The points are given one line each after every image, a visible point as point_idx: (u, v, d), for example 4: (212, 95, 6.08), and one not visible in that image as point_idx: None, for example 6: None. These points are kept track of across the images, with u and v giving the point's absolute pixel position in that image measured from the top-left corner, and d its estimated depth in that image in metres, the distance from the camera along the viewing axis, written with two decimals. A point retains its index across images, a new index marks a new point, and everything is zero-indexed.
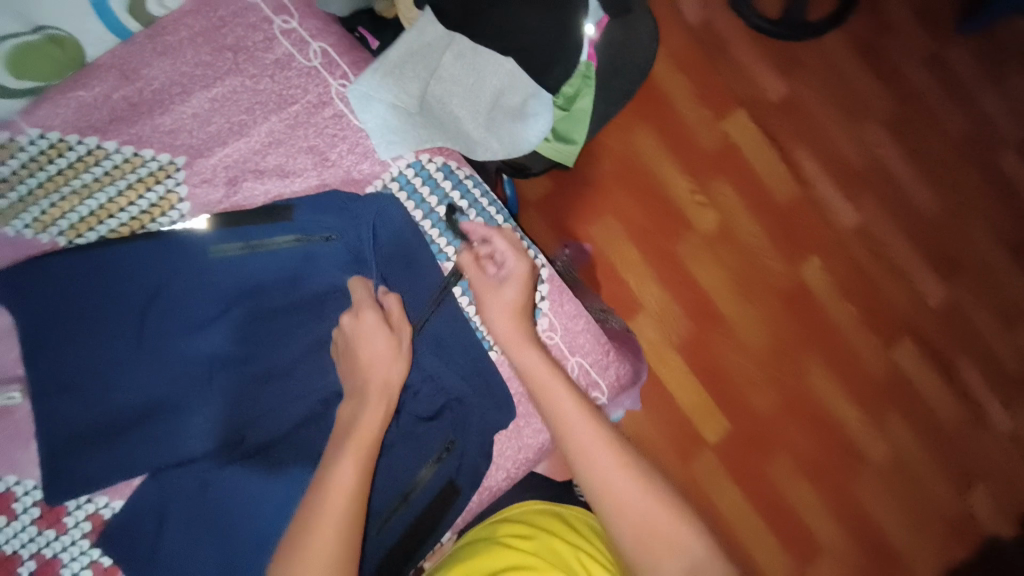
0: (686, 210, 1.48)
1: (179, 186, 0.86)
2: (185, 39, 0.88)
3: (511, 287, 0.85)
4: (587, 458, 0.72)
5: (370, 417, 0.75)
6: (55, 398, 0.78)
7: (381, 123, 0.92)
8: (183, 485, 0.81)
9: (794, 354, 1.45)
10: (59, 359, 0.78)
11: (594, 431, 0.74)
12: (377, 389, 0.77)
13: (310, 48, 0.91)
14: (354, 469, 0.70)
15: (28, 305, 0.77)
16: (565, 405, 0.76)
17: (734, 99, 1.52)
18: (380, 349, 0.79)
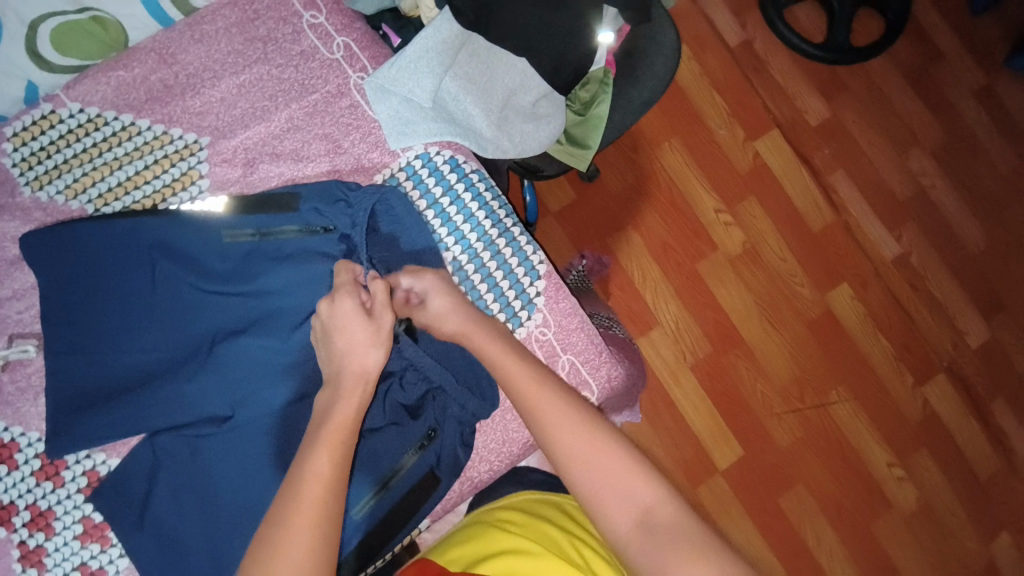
0: (712, 229, 1.45)
1: (201, 164, 0.77)
2: (222, 30, 0.79)
3: (439, 300, 0.70)
4: (614, 488, 0.61)
5: (345, 406, 0.62)
6: (60, 355, 0.70)
7: (395, 113, 0.80)
8: (175, 452, 0.71)
9: (817, 384, 1.41)
10: (70, 313, 0.70)
11: (618, 459, 0.62)
12: (356, 376, 0.63)
13: (334, 42, 0.80)
14: (329, 469, 0.58)
15: (45, 249, 0.70)
16: (575, 434, 0.63)
17: (770, 119, 1.49)
18: (355, 335, 0.64)
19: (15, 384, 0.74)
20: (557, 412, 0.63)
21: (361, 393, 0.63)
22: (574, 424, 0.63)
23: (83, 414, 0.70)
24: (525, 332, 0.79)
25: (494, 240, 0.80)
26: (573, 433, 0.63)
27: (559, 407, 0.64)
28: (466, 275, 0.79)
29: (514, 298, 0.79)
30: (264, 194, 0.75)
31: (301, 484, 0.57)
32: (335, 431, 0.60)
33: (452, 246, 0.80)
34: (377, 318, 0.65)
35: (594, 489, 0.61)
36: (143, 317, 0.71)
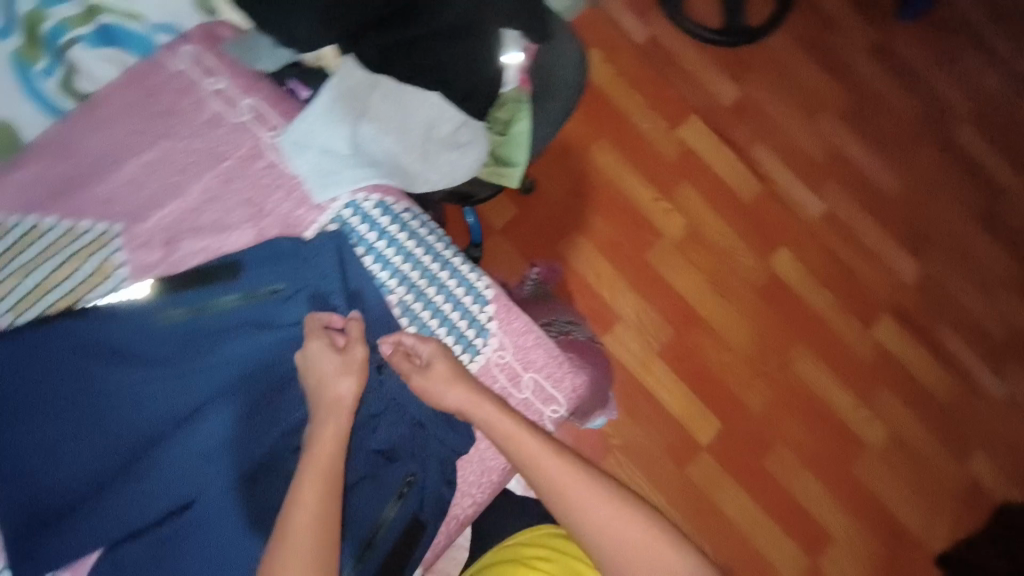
0: (653, 218, 1.49)
1: (118, 253, 0.74)
2: (119, 111, 0.78)
3: (443, 366, 0.70)
4: (642, 557, 0.64)
5: (323, 432, 0.64)
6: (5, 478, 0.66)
7: (315, 164, 0.78)
8: (141, 558, 0.66)
9: (778, 347, 1.46)
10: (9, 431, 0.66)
11: (642, 527, 0.65)
12: (330, 406, 0.65)
13: (240, 105, 0.79)
14: (315, 496, 0.61)
15: None
16: (601, 507, 0.65)
17: (688, 106, 1.55)
18: (326, 370, 0.67)
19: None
20: (582, 489, 0.66)
21: (338, 421, 0.65)
22: (599, 498, 0.66)
23: (41, 537, 0.65)
24: (484, 359, 0.79)
25: (436, 274, 0.81)
26: (599, 507, 0.65)
27: (584, 484, 0.66)
28: (415, 314, 0.79)
29: (467, 328, 0.79)
30: (201, 268, 0.72)
31: (291, 512, 0.60)
32: (316, 458, 0.63)
33: (396, 287, 0.79)
34: (349, 352, 0.68)
35: (623, 561, 0.64)
36: (89, 422, 0.67)
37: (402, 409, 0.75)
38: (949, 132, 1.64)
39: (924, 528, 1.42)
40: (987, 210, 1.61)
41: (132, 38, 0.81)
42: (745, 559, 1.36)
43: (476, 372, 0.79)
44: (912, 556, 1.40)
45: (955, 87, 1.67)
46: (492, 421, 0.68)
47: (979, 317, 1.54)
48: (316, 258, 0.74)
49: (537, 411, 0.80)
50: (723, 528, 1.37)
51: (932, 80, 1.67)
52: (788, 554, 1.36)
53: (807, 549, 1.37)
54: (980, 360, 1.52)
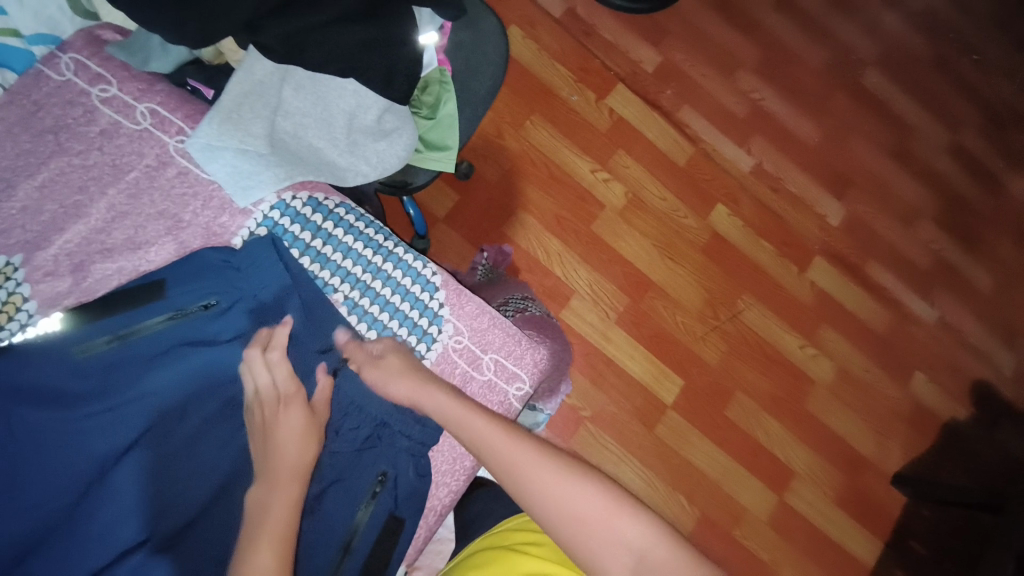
0: (594, 188, 1.50)
1: (21, 287, 0.67)
2: (3, 133, 0.70)
3: (392, 359, 0.70)
4: (608, 541, 0.58)
5: (286, 497, 0.60)
6: None
7: (233, 168, 0.73)
8: None
9: (726, 299, 1.52)
10: None
11: (602, 503, 0.60)
12: (290, 469, 0.62)
13: (137, 111, 0.73)
14: (274, 565, 0.55)
15: None
16: (556, 485, 0.60)
17: (613, 74, 1.57)
18: (297, 428, 0.64)
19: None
20: (537, 468, 0.61)
21: (297, 484, 0.61)
22: (556, 475, 0.61)
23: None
24: (441, 347, 0.77)
25: (381, 267, 0.78)
26: (563, 490, 0.60)
27: (540, 463, 0.62)
28: (364, 310, 0.76)
29: (419, 317, 0.77)
30: (110, 293, 0.67)
31: None
32: (275, 521, 0.58)
33: (340, 285, 0.76)
34: (318, 415, 0.66)
35: (580, 538, 0.59)
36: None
37: (363, 411, 0.72)
38: (857, 77, 1.73)
39: (875, 450, 1.52)
40: (897, 146, 1.71)
41: (11, 54, 0.73)
42: (720, 506, 1.41)
43: (434, 361, 0.76)
44: (871, 479, 1.50)
45: (859, 34, 1.76)
46: (445, 408, 0.66)
47: (903, 248, 1.65)
48: (249, 266, 0.71)
49: (501, 392, 0.78)
50: (696, 480, 1.42)
51: (837, 28, 1.75)
52: (757, 494, 1.43)
53: (775, 488, 1.44)
54: (910, 288, 1.63)
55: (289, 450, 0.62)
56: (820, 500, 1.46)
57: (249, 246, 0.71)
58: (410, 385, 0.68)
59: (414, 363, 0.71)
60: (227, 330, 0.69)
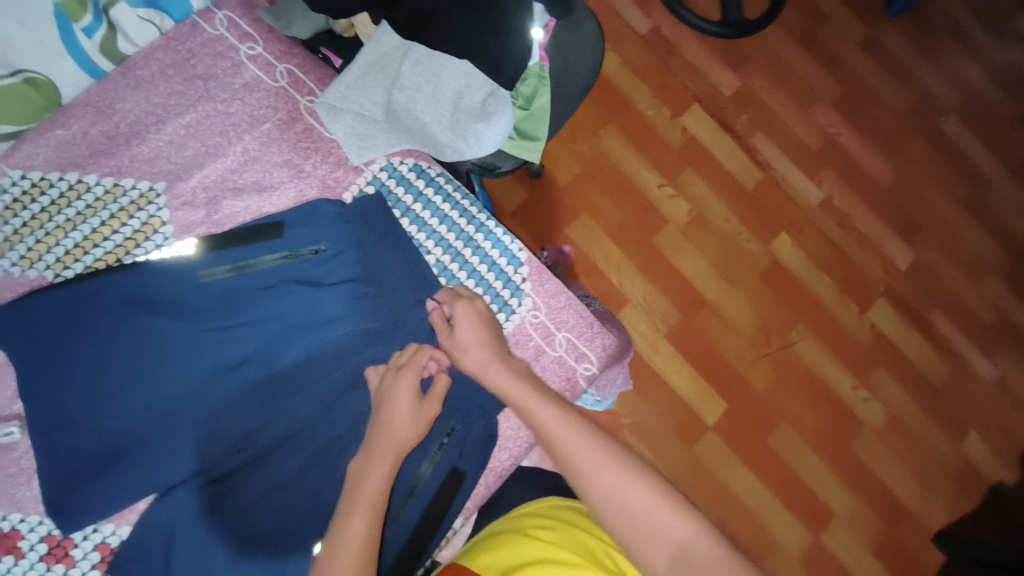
0: (658, 202, 1.52)
1: (161, 212, 0.72)
2: (157, 73, 0.74)
3: (466, 331, 0.71)
4: (652, 529, 0.58)
5: (377, 475, 0.63)
6: (56, 434, 0.65)
7: (352, 130, 0.79)
8: (193, 503, 0.66)
9: (781, 327, 1.50)
10: (60, 380, 0.65)
11: (647, 492, 0.60)
12: (391, 447, 0.64)
13: (276, 70, 0.78)
14: (364, 529, 0.59)
15: (16, 328, 0.64)
16: (606, 472, 0.61)
17: (691, 96, 1.59)
18: (399, 408, 0.66)
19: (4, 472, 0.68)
20: (586, 453, 0.62)
21: (393, 461, 0.64)
22: (604, 465, 0.61)
23: (64, 510, 0.65)
24: (519, 319, 0.79)
25: (472, 236, 0.81)
26: (608, 475, 0.61)
27: (590, 447, 0.63)
28: (452, 274, 0.80)
29: (502, 289, 0.80)
30: (237, 229, 0.72)
31: (336, 547, 0.58)
32: (370, 491, 0.62)
33: (433, 248, 0.80)
34: (425, 403, 0.67)
35: (624, 525, 0.59)
36: (126, 380, 0.66)
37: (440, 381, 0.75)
38: (937, 125, 1.70)
39: (920, 505, 1.46)
40: (973, 199, 1.67)
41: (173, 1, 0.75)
42: (751, 535, 1.39)
43: (512, 331, 0.79)
44: (912, 532, 1.45)
45: (942, 82, 1.73)
46: (507, 385, 0.68)
47: (969, 302, 1.60)
48: (359, 220, 0.76)
49: (569, 369, 0.80)
50: (730, 505, 1.40)
51: (922, 74, 1.73)
52: (791, 528, 1.40)
53: (810, 525, 1.41)
54: (973, 344, 1.58)
55: (393, 431, 0.65)
56: (857, 546, 1.42)
57: (362, 201, 0.77)
58: (480, 365, 0.69)
59: (485, 335, 0.71)
60: (331, 276, 0.74)
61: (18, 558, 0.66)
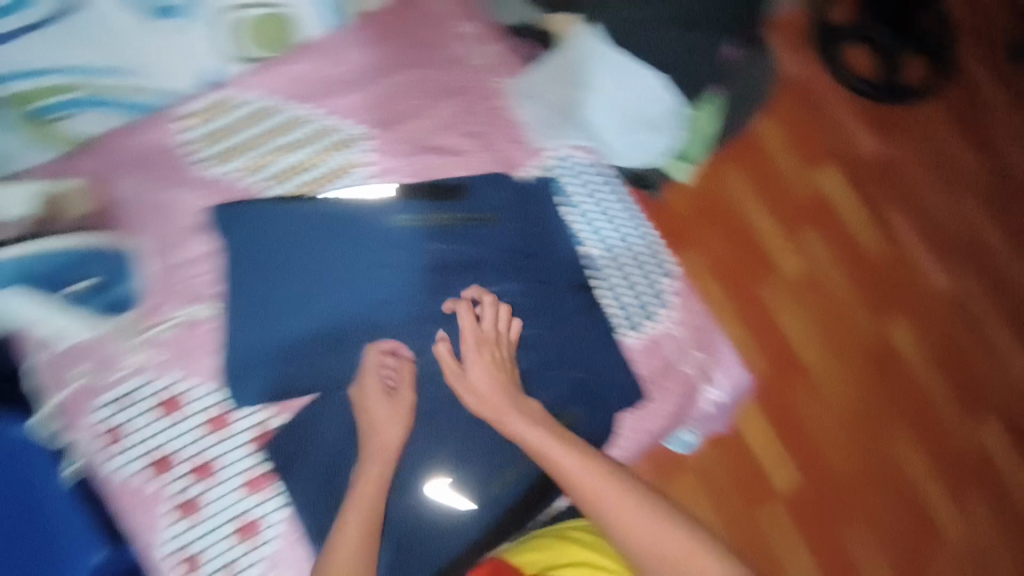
0: (770, 250, 1.28)
1: (361, 154, 0.81)
2: (380, 35, 0.84)
3: (477, 371, 0.72)
4: (655, 547, 0.63)
5: (369, 476, 0.68)
6: (241, 319, 0.73)
7: (539, 116, 0.84)
8: (343, 409, 0.74)
9: (884, 428, 1.19)
10: (258, 277, 0.74)
11: (652, 518, 0.64)
12: (377, 451, 0.69)
13: (482, 51, 0.86)
14: (359, 527, 0.65)
15: (239, 228, 0.76)
16: (610, 497, 0.65)
17: (826, 152, 1.37)
18: (376, 416, 0.70)
19: (178, 343, 0.73)
20: (590, 479, 0.66)
21: (382, 463, 0.68)
22: (608, 492, 0.66)
23: (237, 384, 0.73)
24: (656, 328, 0.83)
25: (628, 240, 0.86)
26: (615, 501, 0.65)
27: (594, 476, 0.66)
28: (602, 270, 0.83)
29: (646, 296, 0.84)
30: (426, 184, 0.80)
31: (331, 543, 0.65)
32: (359, 492, 0.67)
33: (589, 242, 0.84)
34: (398, 398, 0.71)
35: (635, 541, 0.64)
36: (314, 285, 0.74)
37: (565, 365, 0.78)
38: None
39: None
40: None
41: None
42: None
43: (647, 337, 0.83)
44: None
45: None
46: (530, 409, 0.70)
47: None
48: (535, 198, 0.81)
49: (695, 388, 0.84)
50: None
51: None
52: None
53: None
54: None
55: (377, 435, 0.70)
56: None
57: (541, 182, 0.82)
58: (497, 400, 0.71)
59: (497, 369, 0.73)
60: (498, 242, 0.79)
61: (178, 415, 0.71)
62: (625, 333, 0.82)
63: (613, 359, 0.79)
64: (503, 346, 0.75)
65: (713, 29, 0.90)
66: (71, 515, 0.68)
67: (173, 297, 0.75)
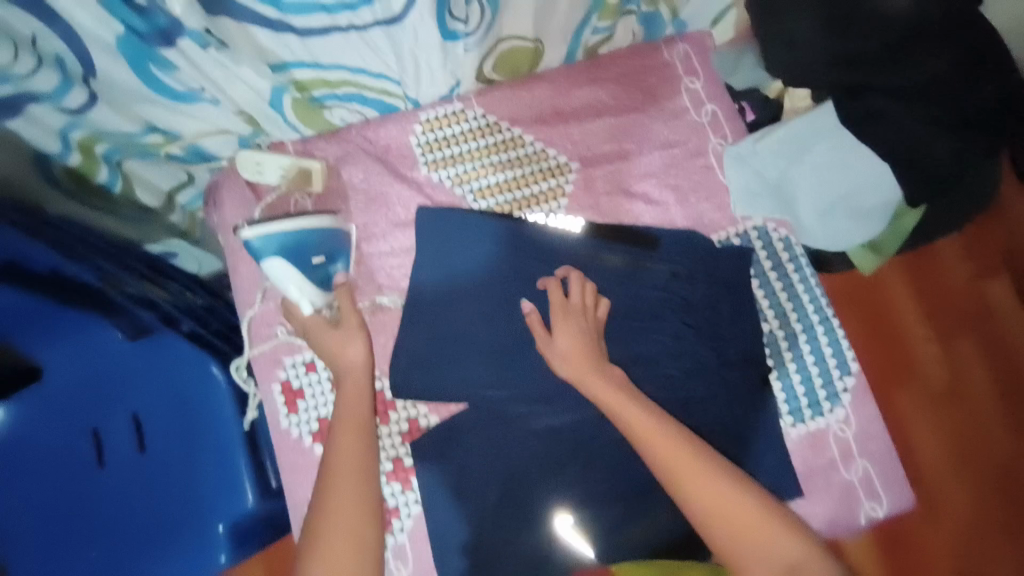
0: (916, 351, 1.08)
1: (566, 185, 0.83)
2: (613, 76, 0.84)
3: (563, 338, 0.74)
4: (752, 539, 0.64)
5: (337, 434, 0.71)
6: (427, 315, 0.80)
7: (747, 184, 0.83)
8: (497, 421, 0.78)
9: (1002, 564, 1.01)
10: (450, 280, 0.80)
11: (749, 501, 0.66)
12: (343, 406, 0.72)
13: (704, 108, 0.85)
14: (342, 495, 0.67)
15: (438, 233, 0.81)
16: (697, 475, 0.66)
17: (1006, 254, 1.10)
18: (334, 354, 0.74)
19: (372, 325, 0.82)
20: (682, 455, 0.67)
21: (340, 422, 0.71)
22: (704, 469, 0.67)
23: (411, 373, 0.79)
24: (824, 423, 0.79)
25: (815, 328, 0.81)
26: (708, 478, 0.66)
27: (687, 452, 0.67)
28: (780, 352, 0.80)
29: (820, 388, 0.80)
30: (621, 228, 0.82)
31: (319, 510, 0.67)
32: (339, 455, 0.70)
33: (772, 320, 0.81)
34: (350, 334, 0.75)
35: (728, 529, 0.65)
36: (492, 309, 0.80)
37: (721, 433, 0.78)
38: None
39: None
40: None
41: (655, 23, 0.84)
42: None
43: (811, 431, 0.79)
44: None
45: None
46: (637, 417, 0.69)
47: None
48: (727, 263, 0.80)
49: (856, 499, 0.78)
50: None
51: None
52: None
53: None
54: None
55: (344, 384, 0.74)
56: None
57: (735, 251, 0.81)
58: (585, 368, 0.73)
59: (587, 337, 0.74)
60: (678, 301, 0.80)
61: None
62: (788, 421, 0.79)
63: (771, 446, 0.78)
64: (591, 318, 0.76)
65: (988, 134, 0.76)
66: (240, 457, 0.79)
67: (375, 284, 0.82)
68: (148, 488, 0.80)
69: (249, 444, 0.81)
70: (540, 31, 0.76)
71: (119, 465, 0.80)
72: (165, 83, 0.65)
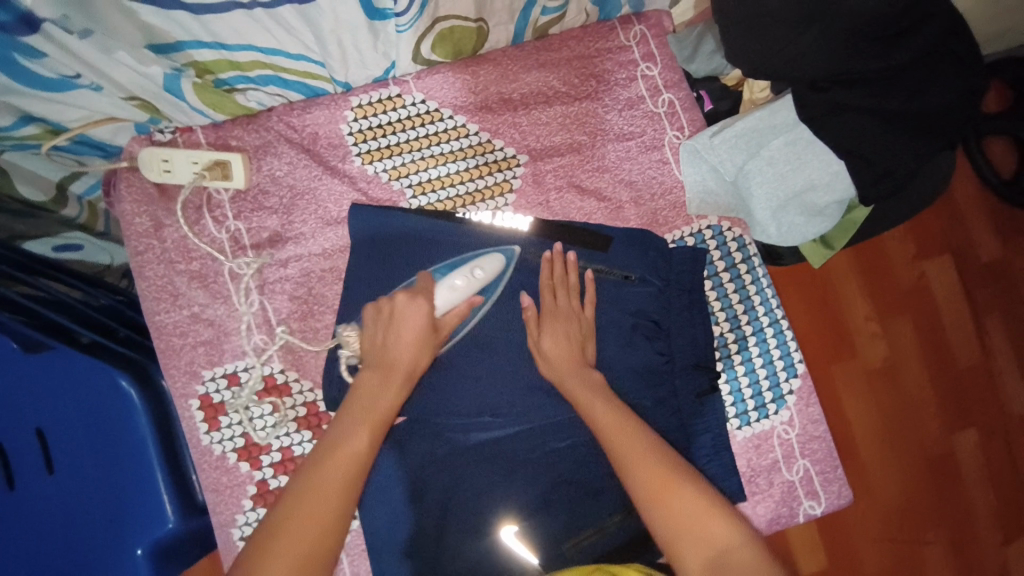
0: (857, 333, 1.06)
1: (513, 180, 0.78)
2: (565, 60, 0.79)
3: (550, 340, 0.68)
4: (695, 534, 0.56)
5: (389, 397, 0.62)
6: None
7: (700, 180, 0.79)
8: (439, 432, 0.75)
9: (920, 532, 1.04)
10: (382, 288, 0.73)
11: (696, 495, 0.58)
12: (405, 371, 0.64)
13: (660, 97, 0.80)
14: (364, 444, 0.60)
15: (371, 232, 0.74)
16: (647, 466, 0.59)
17: (944, 245, 1.11)
18: (414, 324, 0.64)
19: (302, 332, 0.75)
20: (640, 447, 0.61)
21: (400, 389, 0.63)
22: (658, 463, 0.60)
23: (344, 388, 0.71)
24: (769, 425, 0.79)
25: (764, 330, 0.80)
26: (660, 472, 0.59)
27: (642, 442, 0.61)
28: (730, 355, 0.79)
29: (766, 390, 0.79)
30: (573, 224, 0.76)
31: (330, 454, 0.58)
32: (379, 407, 0.62)
33: (722, 321, 0.80)
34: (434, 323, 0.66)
35: (677, 528, 0.56)
36: None
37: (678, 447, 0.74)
38: None
39: None
40: None
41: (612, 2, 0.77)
42: None
43: (756, 433, 0.79)
44: None
45: None
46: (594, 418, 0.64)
47: None
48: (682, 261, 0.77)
49: (796, 500, 0.79)
50: None
51: None
52: None
53: None
54: None
55: (408, 344, 0.64)
56: None
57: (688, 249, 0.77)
58: (566, 370, 0.68)
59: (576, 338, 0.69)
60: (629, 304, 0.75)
61: (279, 407, 0.73)
62: (734, 424, 0.78)
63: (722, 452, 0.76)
64: (581, 322, 0.71)
65: (936, 130, 0.75)
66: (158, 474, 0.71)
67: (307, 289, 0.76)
68: (58, 518, 0.68)
69: (166, 460, 0.73)
70: (484, 10, 0.68)
71: (26, 492, 0.68)
72: (34, 72, 0.57)
